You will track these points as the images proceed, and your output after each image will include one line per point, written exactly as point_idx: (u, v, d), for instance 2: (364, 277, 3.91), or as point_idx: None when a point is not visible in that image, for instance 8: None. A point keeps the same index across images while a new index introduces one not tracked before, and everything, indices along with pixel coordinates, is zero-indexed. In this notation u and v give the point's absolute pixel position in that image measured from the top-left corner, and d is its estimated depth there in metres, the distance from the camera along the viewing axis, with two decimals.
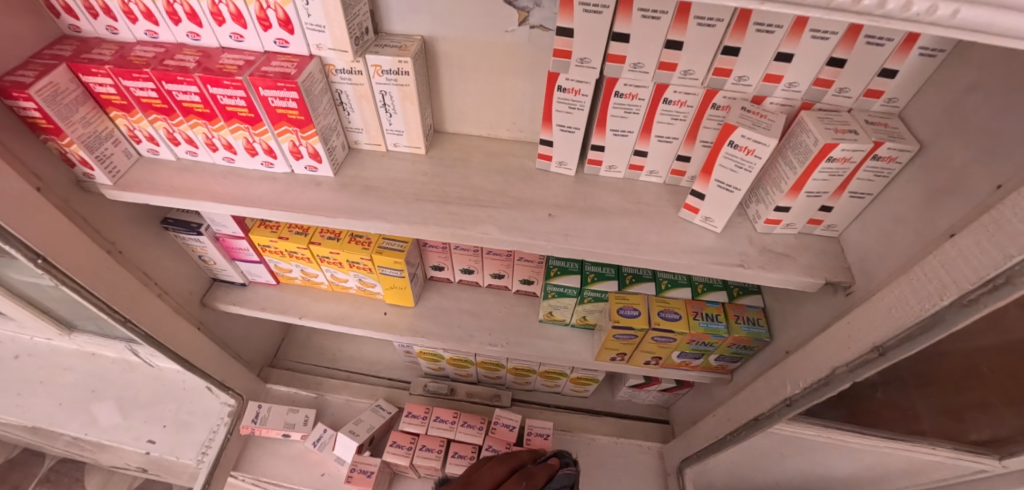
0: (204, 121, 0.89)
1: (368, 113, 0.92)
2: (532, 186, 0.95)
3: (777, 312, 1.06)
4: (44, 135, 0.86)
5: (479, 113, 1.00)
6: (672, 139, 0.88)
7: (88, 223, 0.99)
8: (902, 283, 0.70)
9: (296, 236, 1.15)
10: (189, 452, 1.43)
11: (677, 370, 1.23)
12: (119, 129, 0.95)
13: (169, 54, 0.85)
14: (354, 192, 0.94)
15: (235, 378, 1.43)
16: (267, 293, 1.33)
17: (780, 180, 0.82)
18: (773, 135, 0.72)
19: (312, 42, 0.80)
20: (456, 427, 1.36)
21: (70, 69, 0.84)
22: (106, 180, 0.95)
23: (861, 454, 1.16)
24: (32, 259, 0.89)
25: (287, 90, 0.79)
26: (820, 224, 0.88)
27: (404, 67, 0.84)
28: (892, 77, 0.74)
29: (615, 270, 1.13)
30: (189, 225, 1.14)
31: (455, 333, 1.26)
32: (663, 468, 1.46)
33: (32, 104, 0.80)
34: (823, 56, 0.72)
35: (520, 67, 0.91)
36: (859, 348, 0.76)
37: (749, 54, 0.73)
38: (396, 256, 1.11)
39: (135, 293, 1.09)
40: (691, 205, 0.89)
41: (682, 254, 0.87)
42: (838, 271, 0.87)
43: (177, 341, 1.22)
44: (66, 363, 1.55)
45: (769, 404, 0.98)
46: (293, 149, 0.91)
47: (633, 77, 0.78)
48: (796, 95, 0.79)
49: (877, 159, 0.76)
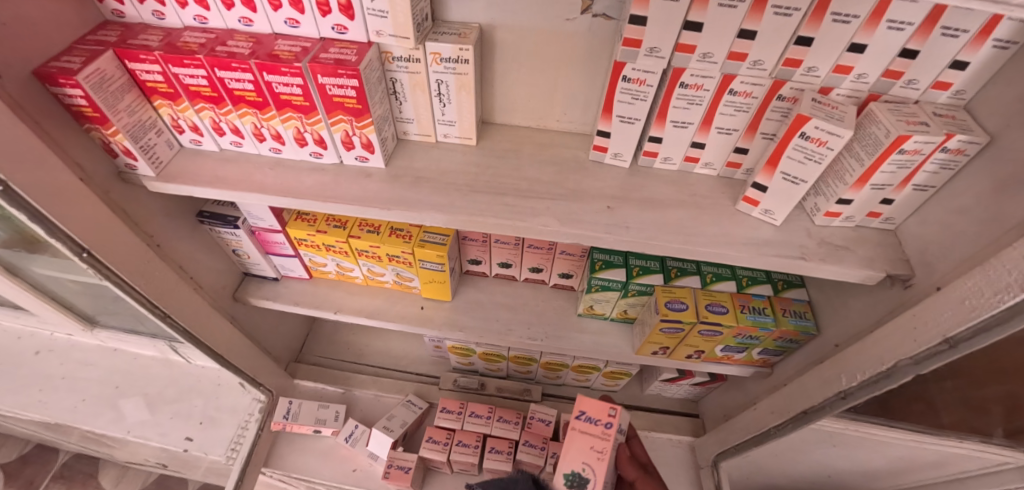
0: (254, 110, 0.87)
1: (421, 103, 0.91)
2: (586, 177, 0.95)
3: (824, 305, 1.06)
4: (88, 124, 0.83)
5: (529, 103, 0.99)
6: (732, 130, 0.87)
7: (128, 215, 0.96)
8: (977, 275, 0.69)
9: (334, 229, 1.13)
10: (219, 448, 1.42)
11: (718, 364, 1.23)
12: (162, 118, 0.92)
13: (220, 40, 0.82)
14: (405, 184, 0.93)
15: (264, 373, 1.41)
16: (300, 288, 1.31)
17: (844, 172, 0.81)
18: (847, 127, 0.72)
19: (372, 28, 0.78)
20: (492, 422, 1.39)
21: (116, 55, 0.81)
22: (149, 171, 0.93)
23: (896, 446, 1.17)
24: (77, 253, 0.87)
25: (346, 78, 0.77)
26: (879, 217, 0.88)
27: (464, 55, 0.82)
28: (963, 69, 0.73)
29: (660, 263, 1.12)
30: (226, 218, 1.12)
31: (493, 326, 1.25)
32: (694, 461, 1.47)
33: (80, 91, 0.76)
34: (895, 48, 0.71)
35: (577, 57, 0.89)
36: (927, 341, 0.76)
37: (822, 44, 0.72)
38: (438, 250, 1.10)
39: (173, 287, 1.06)
40: (750, 197, 0.89)
41: (741, 246, 0.87)
42: (897, 264, 0.86)
43: (211, 336, 1.20)
44: (88, 359, 1.52)
45: (821, 397, 0.98)
46: (344, 139, 0.90)
47: (701, 67, 0.77)
48: (864, 87, 0.77)
49: (945, 151, 0.74)
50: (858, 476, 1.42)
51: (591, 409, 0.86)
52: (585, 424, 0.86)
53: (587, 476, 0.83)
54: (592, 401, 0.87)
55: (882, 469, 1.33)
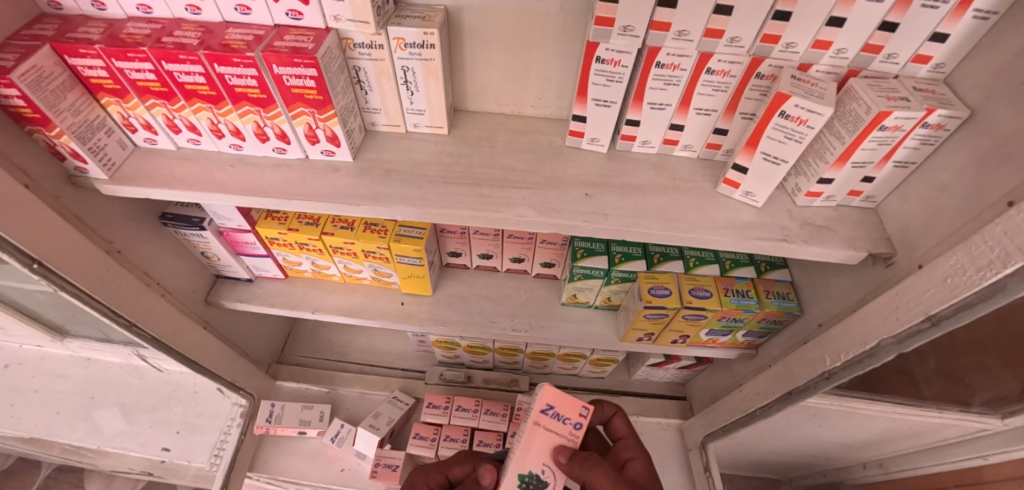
0: (208, 105, 0.82)
1: (387, 91, 0.87)
2: (564, 164, 0.92)
3: (806, 286, 1.05)
4: (30, 126, 0.78)
5: (502, 89, 0.96)
6: (711, 111, 0.84)
7: (83, 221, 0.91)
8: (960, 252, 0.67)
9: (306, 226, 1.08)
10: (201, 454, 1.40)
11: (704, 347, 1.22)
12: (111, 117, 0.87)
13: (167, 30, 0.76)
14: (375, 177, 0.89)
15: (244, 377, 1.38)
16: (275, 288, 1.27)
17: (825, 150, 0.80)
18: (828, 105, 0.70)
19: (328, 12, 0.73)
20: (479, 415, 1.39)
21: (54, 51, 0.74)
22: (100, 174, 0.87)
23: (878, 421, 1.18)
24: (27, 264, 0.82)
25: (304, 67, 0.72)
26: (860, 195, 0.86)
27: (430, 39, 0.78)
28: (943, 42, 0.70)
29: (642, 249, 1.10)
30: (191, 220, 1.07)
31: (475, 319, 1.23)
32: (683, 443, 1.50)
33: (15, 91, 0.70)
34: (875, 22, 0.68)
35: (547, 39, 0.86)
36: (909, 319, 0.75)
37: (801, 19, 0.69)
38: (414, 244, 1.06)
39: (138, 294, 1.02)
40: (731, 179, 0.87)
41: (722, 230, 0.86)
42: (878, 243, 0.85)
43: (182, 341, 1.15)
44: (60, 370, 1.47)
45: (806, 378, 0.97)
46: (308, 133, 0.85)
47: (677, 45, 0.74)
48: (843, 62, 0.75)
49: (926, 126, 0.72)
50: (843, 449, 1.44)
51: (559, 404, 0.87)
52: (551, 421, 0.85)
53: (545, 479, 0.82)
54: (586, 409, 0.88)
55: (864, 441, 1.35)
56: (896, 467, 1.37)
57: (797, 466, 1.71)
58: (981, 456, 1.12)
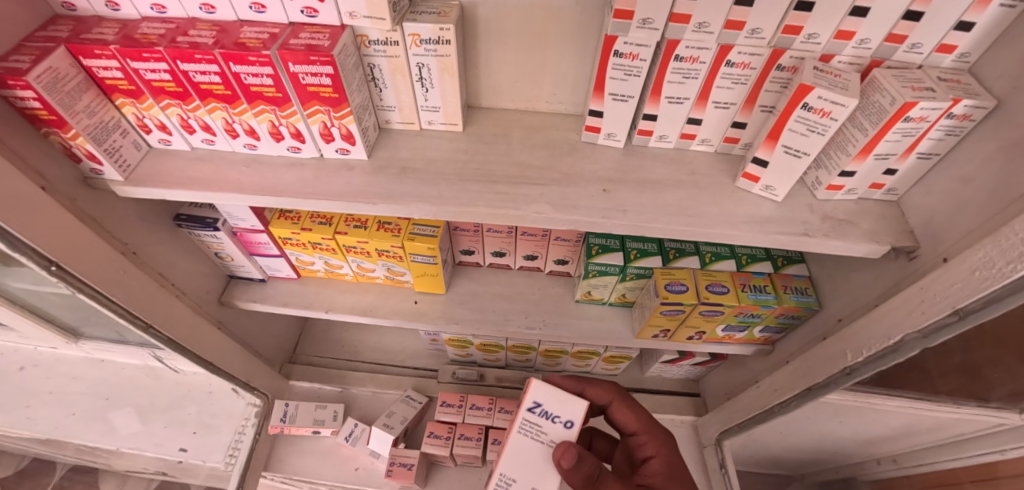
0: (223, 105, 0.82)
1: (402, 88, 0.86)
2: (580, 159, 0.91)
3: (825, 280, 1.04)
4: (45, 128, 0.77)
5: (516, 85, 0.95)
6: (730, 104, 0.83)
7: (98, 223, 0.91)
8: (987, 245, 0.66)
9: (319, 226, 1.08)
10: (216, 454, 1.41)
11: (719, 343, 1.21)
12: (126, 118, 0.86)
13: (181, 30, 0.76)
14: (390, 175, 0.88)
15: (258, 377, 1.38)
16: (288, 289, 1.27)
17: (847, 143, 0.78)
18: (852, 96, 0.69)
19: (344, 10, 0.72)
20: (493, 413, 1.38)
21: (69, 52, 0.74)
22: (116, 175, 0.87)
23: (894, 416, 1.17)
24: (45, 266, 0.82)
25: (320, 65, 0.72)
26: (882, 188, 0.85)
27: (445, 35, 0.77)
28: (969, 30, 0.69)
29: (657, 245, 1.09)
30: (204, 220, 1.07)
31: (489, 317, 1.22)
32: (697, 440, 1.49)
33: (32, 92, 0.70)
34: (899, 11, 0.67)
35: (562, 34, 0.85)
36: (935, 313, 0.73)
37: (824, 9, 0.67)
38: (428, 243, 1.05)
39: (153, 295, 1.02)
40: (751, 173, 0.86)
41: (742, 225, 0.85)
42: (901, 236, 0.84)
43: (197, 341, 1.15)
44: (74, 372, 1.48)
45: (825, 374, 0.96)
46: (323, 131, 0.85)
47: (696, 38, 0.73)
48: (865, 53, 0.74)
49: (951, 117, 0.71)
50: (858, 444, 1.43)
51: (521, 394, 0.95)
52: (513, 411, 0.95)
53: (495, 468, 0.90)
54: (549, 395, 0.88)
55: (880, 437, 1.34)
56: (912, 463, 1.36)
57: (812, 462, 1.70)
58: (1000, 451, 1.11)
